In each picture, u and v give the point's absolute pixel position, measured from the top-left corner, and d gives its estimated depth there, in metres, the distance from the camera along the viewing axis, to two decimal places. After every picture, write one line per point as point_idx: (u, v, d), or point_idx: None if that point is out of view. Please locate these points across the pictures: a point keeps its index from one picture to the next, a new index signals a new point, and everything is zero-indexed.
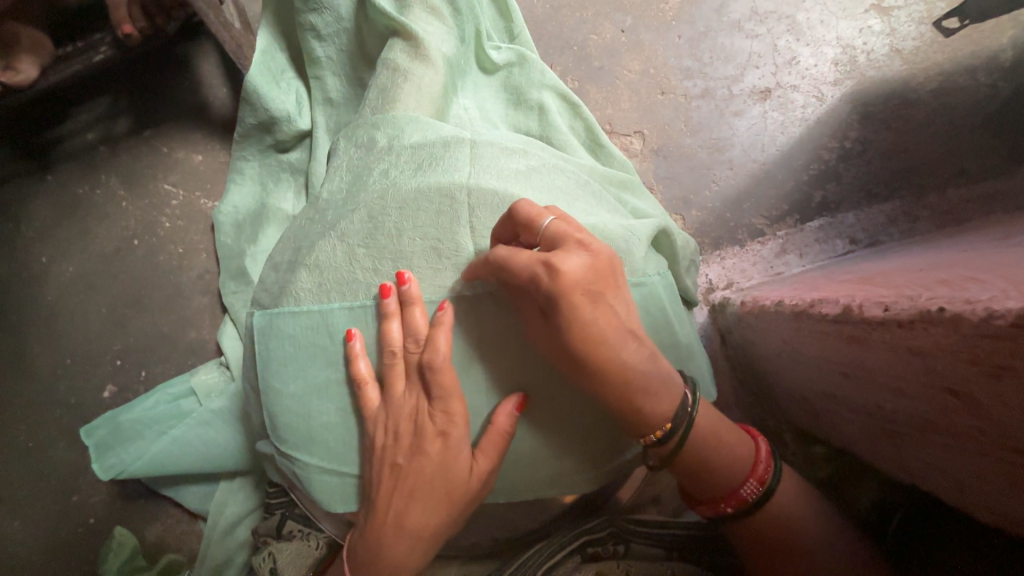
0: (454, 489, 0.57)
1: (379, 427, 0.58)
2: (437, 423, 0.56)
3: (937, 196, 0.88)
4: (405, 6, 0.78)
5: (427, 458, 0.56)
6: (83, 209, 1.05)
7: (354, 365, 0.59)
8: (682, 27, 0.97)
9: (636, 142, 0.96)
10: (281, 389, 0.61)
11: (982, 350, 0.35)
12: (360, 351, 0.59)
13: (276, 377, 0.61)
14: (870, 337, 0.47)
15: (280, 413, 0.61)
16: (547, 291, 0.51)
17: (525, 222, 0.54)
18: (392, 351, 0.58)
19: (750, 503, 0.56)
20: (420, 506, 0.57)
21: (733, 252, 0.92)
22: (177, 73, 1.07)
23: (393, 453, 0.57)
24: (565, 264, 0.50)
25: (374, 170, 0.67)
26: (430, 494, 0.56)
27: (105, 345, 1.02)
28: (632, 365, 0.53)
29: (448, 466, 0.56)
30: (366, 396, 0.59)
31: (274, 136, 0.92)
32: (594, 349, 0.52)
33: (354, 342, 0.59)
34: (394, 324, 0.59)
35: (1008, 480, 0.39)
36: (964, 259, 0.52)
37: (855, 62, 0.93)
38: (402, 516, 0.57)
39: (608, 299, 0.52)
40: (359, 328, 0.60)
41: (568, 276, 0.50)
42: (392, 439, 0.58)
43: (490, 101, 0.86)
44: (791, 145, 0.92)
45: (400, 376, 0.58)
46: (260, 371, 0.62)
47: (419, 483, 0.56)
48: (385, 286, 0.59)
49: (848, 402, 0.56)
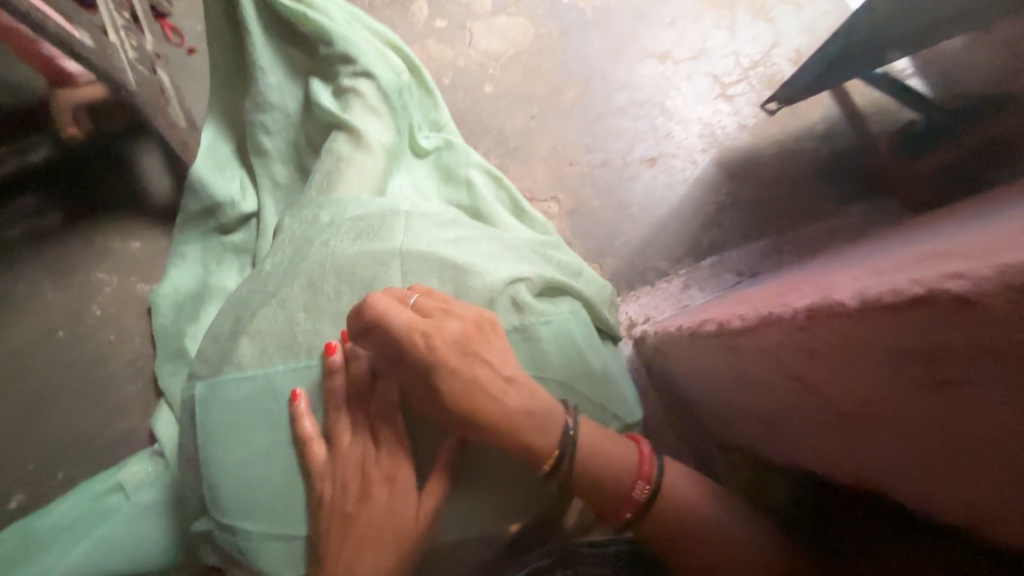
0: (404, 532, 0.58)
1: (327, 482, 0.61)
2: (384, 468, 0.60)
3: (794, 233, 1.09)
4: (346, 105, 0.89)
5: (375, 504, 0.59)
6: (3, 304, 1.01)
7: (300, 424, 0.62)
8: (580, 113, 1.18)
9: (554, 206, 1.11)
10: (223, 456, 0.62)
11: (803, 340, 0.47)
12: (305, 409, 0.63)
13: (216, 447, 0.63)
14: (739, 344, 0.59)
15: (223, 482, 0.62)
16: (424, 353, 0.58)
17: (396, 301, 0.62)
18: (335, 406, 0.63)
19: (643, 503, 0.61)
20: (369, 554, 0.57)
21: (645, 291, 1.06)
22: (115, 167, 1.10)
23: (341, 504, 0.59)
24: (434, 328, 0.59)
25: (315, 242, 0.74)
26: (378, 541, 0.58)
27: (16, 447, 0.94)
28: (516, 409, 0.59)
29: (397, 509, 0.59)
30: (313, 453, 0.61)
31: (217, 221, 0.97)
32: (475, 400, 0.59)
33: (299, 402, 0.63)
34: (338, 376, 0.63)
35: (850, 446, 0.49)
36: (811, 275, 0.66)
37: (715, 135, 1.17)
38: (350, 570, 0.56)
39: (482, 354, 0.61)
40: (304, 388, 0.64)
41: (439, 338, 0.59)
42: (340, 490, 0.60)
43: (423, 180, 0.98)
44: (679, 201, 1.12)
45: (346, 426, 0.62)
46: (202, 440, 0.64)
47: (368, 531, 0.58)
48: (329, 343, 0.64)
49: (742, 406, 0.66)
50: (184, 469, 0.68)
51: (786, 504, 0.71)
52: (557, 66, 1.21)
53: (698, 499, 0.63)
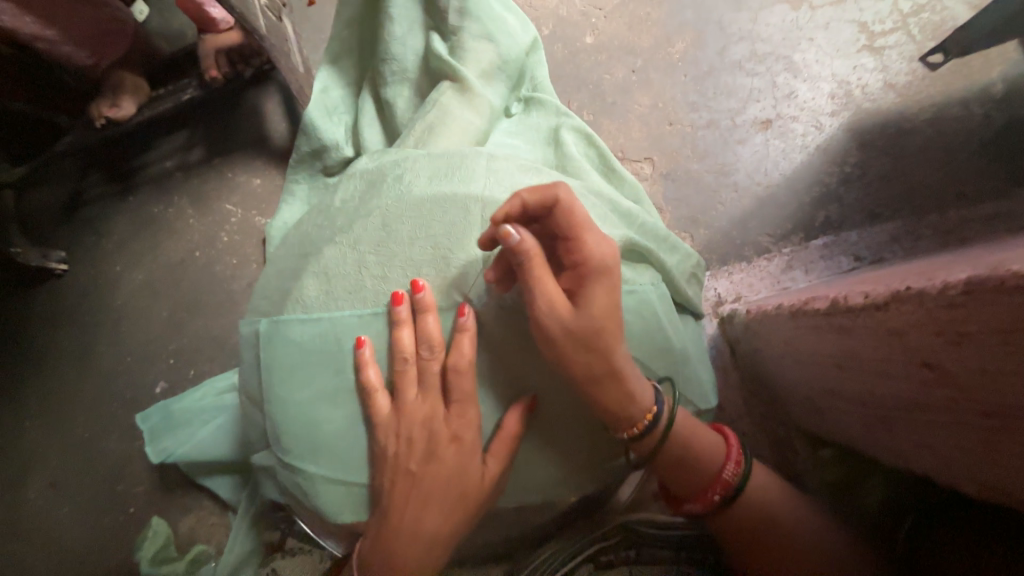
0: (469, 490, 0.63)
1: (391, 435, 0.64)
2: (451, 429, 0.64)
3: (938, 217, 0.92)
4: (459, 55, 0.91)
5: (442, 463, 0.63)
6: (156, 225, 1.20)
7: (365, 372, 0.65)
8: (688, 67, 1.08)
9: (647, 167, 1.04)
10: (288, 398, 0.66)
11: (943, 320, 0.40)
12: (369, 358, 0.65)
13: (283, 388, 0.66)
14: (855, 324, 0.52)
15: (287, 421, 0.66)
16: (607, 263, 0.60)
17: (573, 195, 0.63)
18: (402, 358, 0.64)
19: (733, 487, 0.62)
20: (435, 510, 0.63)
21: (740, 267, 0.97)
22: (243, 110, 1.23)
23: (406, 460, 0.63)
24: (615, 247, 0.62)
25: (390, 177, 0.77)
26: (445, 497, 0.63)
27: (162, 344, 1.13)
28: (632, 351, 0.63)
29: (463, 469, 0.63)
30: (376, 403, 0.64)
31: (323, 162, 1.05)
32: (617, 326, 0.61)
33: (364, 349, 0.65)
34: (405, 330, 0.65)
35: (990, 450, 0.42)
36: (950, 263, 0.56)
37: (850, 95, 1.00)
38: (414, 523, 0.63)
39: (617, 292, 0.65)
40: (369, 336, 0.66)
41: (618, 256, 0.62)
42: (405, 447, 0.64)
43: (517, 135, 0.96)
44: (794, 171, 0.99)
45: (410, 381, 0.64)
46: (267, 381, 0.67)
47: (434, 487, 0.63)
48: (396, 293, 0.66)
49: (848, 395, 0.59)
50: (247, 398, 0.71)
51: (878, 509, 0.65)
52: (668, 15, 1.11)
53: (782, 503, 0.63)
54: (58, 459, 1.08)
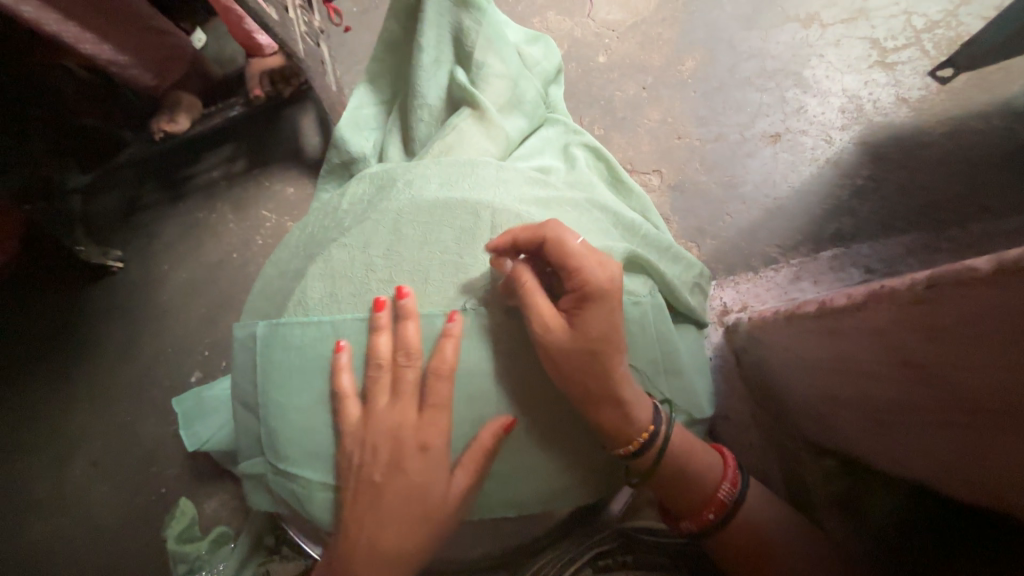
0: (431, 503, 0.65)
1: (358, 444, 0.68)
2: (418, 439, 0.66)
3: (958, 231, 0.90)
4: (478, 80, 0.96)
5: (404, 474, 0.65)
6: (200, 228, 1.31)
7: (339, 378, 0.70)
8: (697, 84, 1.11)
9: (655, 179, 1.07)
10: (286, 402, 0.73)
11: (918, 317, 0.43)
12: (345, 364, 0.71)
13: (280, 392, 0.73)
14: (841, 325, 0.54)
15: (278, 424, 0.73)
16: (605, 282, 0.63)
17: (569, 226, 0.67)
18: (376, 364, 0.69)
19: (728, 508, 0.64)
20: (393, 525, 0.64)
21: (747, 277, 0.98)
22: (281, 126, 1.35)
23: (369, 469, 0.66)
24: (610, 264, 0.65)
25: (400, 182, 0.84)
26: (405, 511, 0.65)
27: (198, 338, 1.23)
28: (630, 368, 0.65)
29: (427, 481, 0.65)
30: (347, 409, 0.69)
31: (351, 171, 1.13)
32: (617, 346, 0.64)
33: (342, 354, 0.71)
34: (381, 338, 0.70)
35: (977, 449, 0.43)
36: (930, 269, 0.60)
37: (862, 110, 1.01)
38: (374, 537, 0.64)
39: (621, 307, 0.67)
40: (347, 342, 0.72)
41: (615, 273, 0.64)
42: (370, 455, 0.66)
43: (531, 145, 1.02)
44: (803, 183, 1.00)
45: (382, 388, 0.68)
46: (263, 386, 0.75)
47: (394, 500, 0.65)
48: (378, 300, 0.71)
49: (841, 400, 0.60)
50: (241, 405, 0.78)
51: (887, 529, 0.62)
52: (679, 34, 1.15)
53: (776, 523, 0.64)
54: (102, 440, 1.18)
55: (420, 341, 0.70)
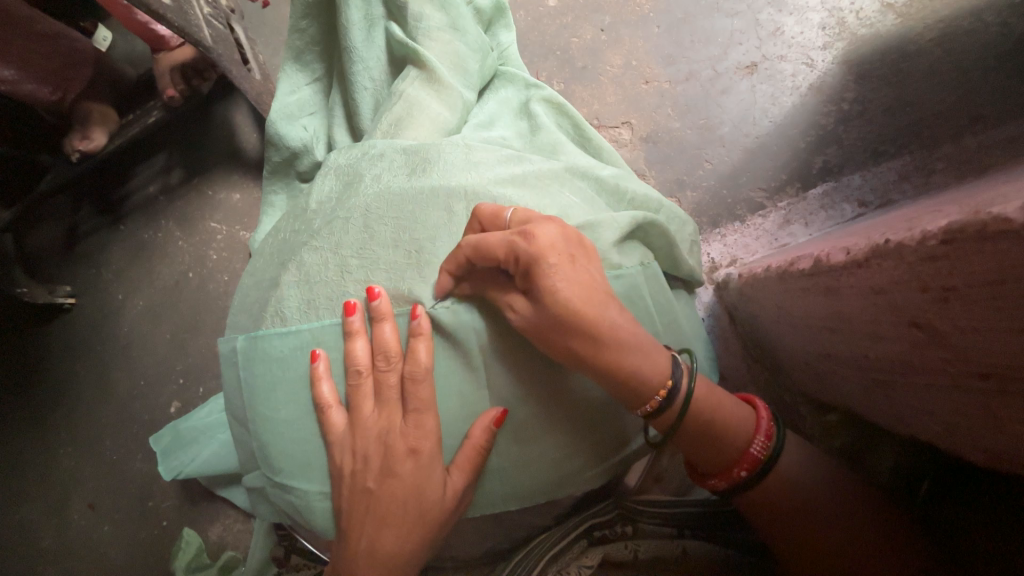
0: (432, 508, 0.58)
1: (348, 453, 0.60)
2: (408, 441, 0.58)
3: (953, 146, 0.83)
4: (420, 33, 0.82)
5: (399, 479, 0.58)
6: (149, 250, 1.22)
7: (319, 388, 0.61)
8: (660, 17, 1.00)
9: (625, 132, 0.98)
10: (275, 416, 0.63)
11: (927, 275, 0.38)
12: (325, 372, 0.61)
13: (266, 407, 0.63)
14: (841, 285, 0.49)
15: (271, 442, 0.63)
16: (527, 257, 0.52)
17: (491, 216, 0.58)
18: (357, 370, 0.60)
19: (762, 463, 0.56)
20: (394, 532, 0.58)
21: (733, 228, 0.91)
22: (215, 125, 1.23)
23: (363, 478, 0.59)
24: (536, 232, 0.52)
25: (366, 176, 0.71)
26: (405, 518, 0.58)
27: (170, 365, 1.17)
28: (621, 326, 0.53)
29: (424, 485, 0.58)
30: (331, 419, 0.60)
31: (297, 169, 0.99)
32: (586, 318, 0.52)
33: (319, 363, 0.61)
34: (358, 340, 0.60)
35: (994, 416, 0.38)
36: (929, 205, 0.54)
37: (843, 24, 0.92)
38: (374, 544, 0.58)
39: (583, 264, 0.54)
40: (324, 348, 0.62)
41: (542, 241, 0.52)
42: (362, 463, 0.59)
43: (494, 112, 0.90)
44: (786, 116, 0.91)
45: (366, 395, 0.60)
46: (250, 401, 0.64)
47: (392, 508, 0.58)
48: (350, 303, 0.61)
49: (840, 358, 0.55)
50: (234, 422, 0.68)
51: (890, 476, 0.60)
52: None
53: (807, 481, 0.56)
54: (88, 483, 1.13)
55: (400, 341, 0.61)
